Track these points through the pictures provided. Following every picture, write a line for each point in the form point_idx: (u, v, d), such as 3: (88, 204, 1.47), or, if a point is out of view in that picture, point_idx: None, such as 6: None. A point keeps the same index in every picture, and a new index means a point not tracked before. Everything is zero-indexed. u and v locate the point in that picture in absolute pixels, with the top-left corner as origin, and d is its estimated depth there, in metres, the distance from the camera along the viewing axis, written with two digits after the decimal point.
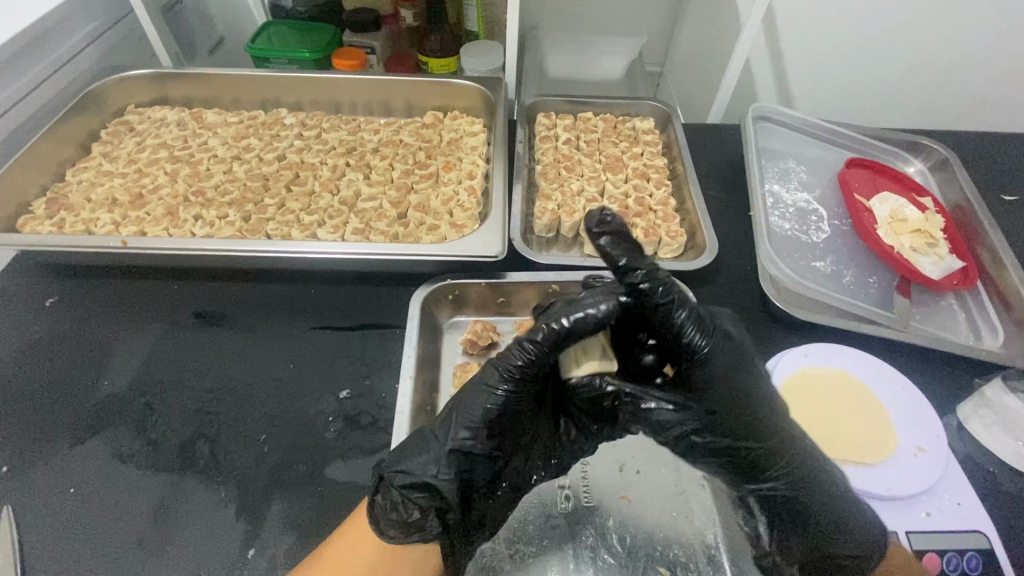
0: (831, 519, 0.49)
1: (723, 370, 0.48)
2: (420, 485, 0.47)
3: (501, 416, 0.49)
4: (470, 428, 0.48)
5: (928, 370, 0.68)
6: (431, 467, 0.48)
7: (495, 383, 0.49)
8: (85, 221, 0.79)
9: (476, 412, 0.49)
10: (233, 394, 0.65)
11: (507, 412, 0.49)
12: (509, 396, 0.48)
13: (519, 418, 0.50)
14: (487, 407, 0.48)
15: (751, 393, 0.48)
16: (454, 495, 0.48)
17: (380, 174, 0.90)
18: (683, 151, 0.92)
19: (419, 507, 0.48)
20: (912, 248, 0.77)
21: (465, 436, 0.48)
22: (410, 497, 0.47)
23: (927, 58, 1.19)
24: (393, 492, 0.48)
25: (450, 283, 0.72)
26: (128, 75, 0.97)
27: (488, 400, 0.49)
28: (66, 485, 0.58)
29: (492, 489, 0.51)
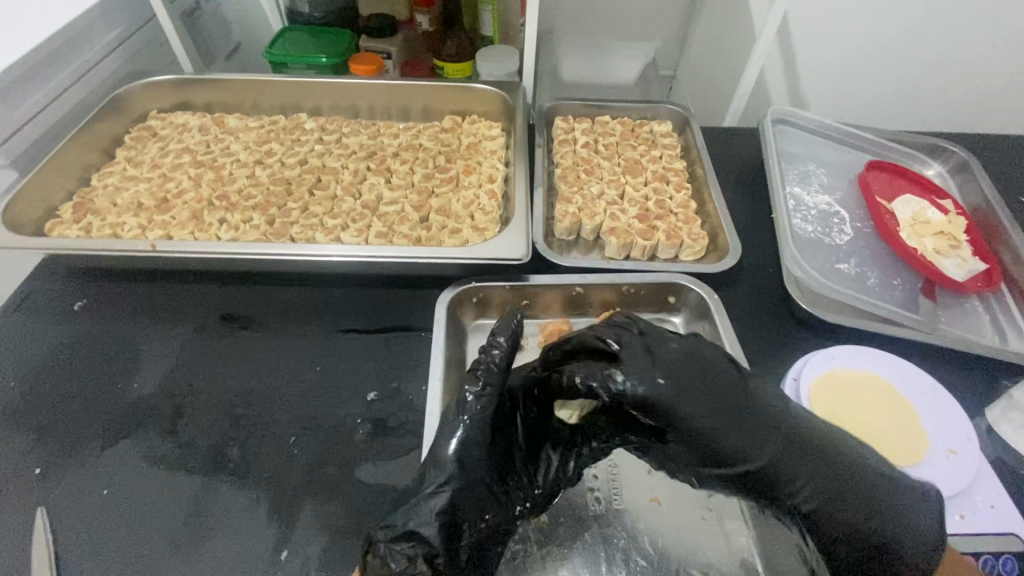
0: (853, 515, 0.47)
1: (656, 410, 0.50)
2: (405, 534, 0.46)
3: (464, 452, 0.50)
4: (440, 465, 0.49)
5: (956, 372, 0.67)
6: (412, 515, 0.47)
7: (455, 423, 0.52)
8: (112, 225, 0.80)
9: (442, 454, 0.50)
10: (263, 396, 0.65)
11: (468, 446, 0.51)
12: (467, 434, 0.51)
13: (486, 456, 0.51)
14: (449, 447, 0.50)
15: (704, 426, 0.49)
16: (440, 535, 0.46)
17: (401, 178, 0.90)
18: (702, 154, 0.92)
19: (407, 559, 0.45)
20: (935, 250, 0.78)
21: (439, 475, 0.49)
22: (396, 549, 0.45)
23: (943, 59, 1.19)
24: (378, 548, 0.45)
25: (475, 285, 0.72)
26: (151, 80, 0.99)
27: (449, 441, 0.51)
28: (100, 487, 0.58)
29: (482, 525, 0.49)
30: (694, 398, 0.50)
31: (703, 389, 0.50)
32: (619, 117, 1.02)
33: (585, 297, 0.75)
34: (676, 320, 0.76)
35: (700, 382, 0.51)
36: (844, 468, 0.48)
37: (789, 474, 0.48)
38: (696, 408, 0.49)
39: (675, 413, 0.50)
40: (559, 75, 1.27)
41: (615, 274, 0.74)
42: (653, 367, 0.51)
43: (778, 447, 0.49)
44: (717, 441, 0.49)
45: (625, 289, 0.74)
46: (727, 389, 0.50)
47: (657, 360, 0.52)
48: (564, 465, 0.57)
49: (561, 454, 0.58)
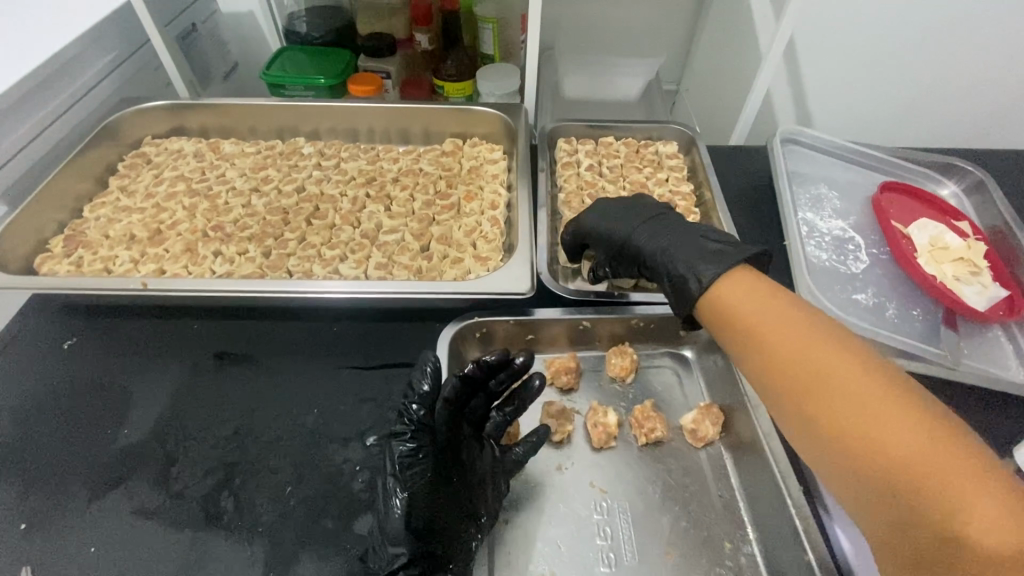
0: (684, 257, 0.59)
1: (597, 219, 0.72)
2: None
3: (411, 522, 0.50)
4: (393, 541, 0.50)
5: (984, 409, 0.64)
6: None
7: (392, 491, 0.51)
8: (103, 259, 0.78)
9: (390, 525, 0.50)
10: (258, 442, 0.63)
11: (411, 508, 0.50)
12: (408, 501, 0.50)
13: (433, 506, 0.51)
14: (393, 514, 0.50)
15: (617, 229, 0.69)
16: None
17: (401, 205, 0.88)
18: (710, 177, 0.89)
19: None
20: (954, 277, 0.75)
21: (397, 552, 0.50)
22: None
23: (955, 73, 1.16)
24: None
25: (478, 321, 0.69)
26: (145, 106, 0.96)
27: (393, 507, 0.51)
28: (87, 544, 0.55)
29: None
30: (619, 220, 0.70)
31: (616, 214, 0.71)
32: (623, 138, 1.00)
33: (592, 331, 0.72)
34: (687, 353, 0.73)
35: (631, 211, 0.70)
36: (674, 242, 0.62)
37: (658, 238, 0.65)
38: (607, 219, 0.71)
39: (603, 221, 0.71)
40: (561, 92, 1.25)
41: (624, 306, 0.71)
42: (607, 203, 0.73)
43: (663, 229, 0.66)
44: (618, 244, 0.69)
45: (635, 322, 0.71)
46: (654, 219, 0.67)
47: (607, 203, 0.73)
48: (499, 483, 0.57)
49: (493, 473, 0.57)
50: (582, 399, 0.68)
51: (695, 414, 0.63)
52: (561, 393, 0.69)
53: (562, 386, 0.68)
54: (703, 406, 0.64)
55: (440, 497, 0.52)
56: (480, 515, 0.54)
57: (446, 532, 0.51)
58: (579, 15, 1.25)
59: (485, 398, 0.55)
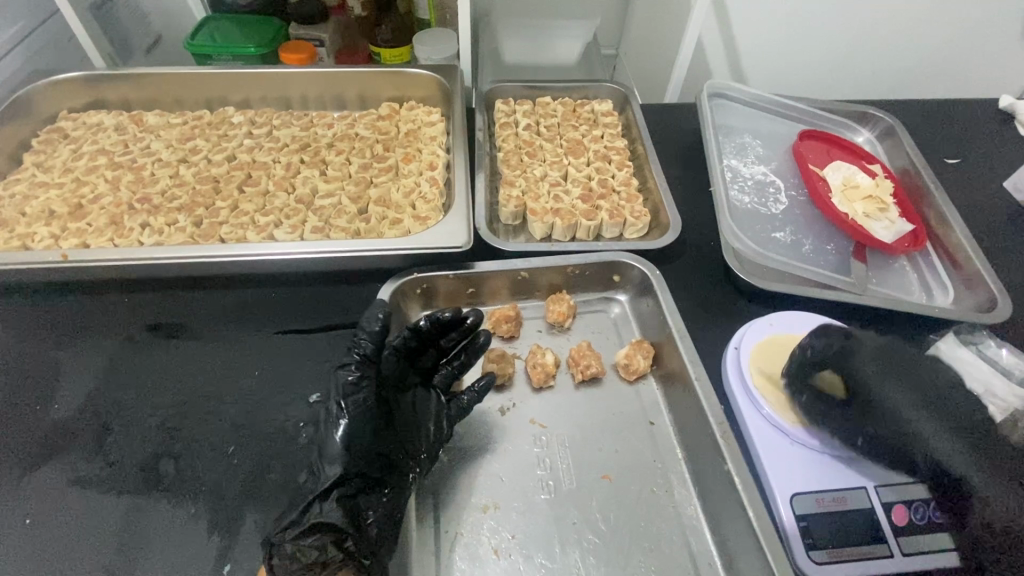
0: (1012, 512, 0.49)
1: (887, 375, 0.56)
2: (309, 529, 0.47)
3: (350, 446, 0.51)
4: (330, 462, 0.51)
5: (886, 331, 0.70)
6: (315, 508, 0.49)
7: (338, 415, 0.52)
8: (21, 237, 0.74)
9: (332, 447, 0.51)
10: (198, 406, 0.62)
11: (354, 431, 0.51)
12: (352, 420, 0.52)
13: (376, 429, 0.53)
14: (336, 436, 0.51)
15: (911, 399, 0.54)
16: (344, 521, 0.48)
17: (337, 169, 0.87)
18: (642, 132, 0.92)
19: (318, 547, 0.47)
20: (865, 214, 0.80)
21: (332, 473, 0.50)
22: (305, 544, 0.47)
23: (875, 27, 1.21)
24: (286, 545, 0.47)
25: (417, 277, 0.70)
26: (58, 78, 0.91)
27: (337, 429, 0.51)
28: (21, 516, 0.54)
29: (385, 503, 0.52)
30: (913, 392, 0.55)
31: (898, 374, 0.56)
32: (560, 98, 1.01)
33: (531, 281, 0.74)
34: (622, 297, 0.76)
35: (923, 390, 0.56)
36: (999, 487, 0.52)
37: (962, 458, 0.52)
38: (892, 376, 0.55)
39: (900, 382, 0.55)
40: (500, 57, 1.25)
41: (559, 256, 0.73)
42: (880, 352, 0.57)
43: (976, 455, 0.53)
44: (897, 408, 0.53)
45: (571, 270, 0.73)
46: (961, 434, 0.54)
47: (887, 362, 0.56)
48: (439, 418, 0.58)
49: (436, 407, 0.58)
50: (522, 345, 0.71)
51: (627, 349, 0.67)
52: (503, 342, 0.71)
53: (503, 335, 0.71)
54: (635, 342, 0.67)
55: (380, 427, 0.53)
56: (420, 450, 0.56)
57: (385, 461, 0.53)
58: None
59: (437, 353, 0.62)
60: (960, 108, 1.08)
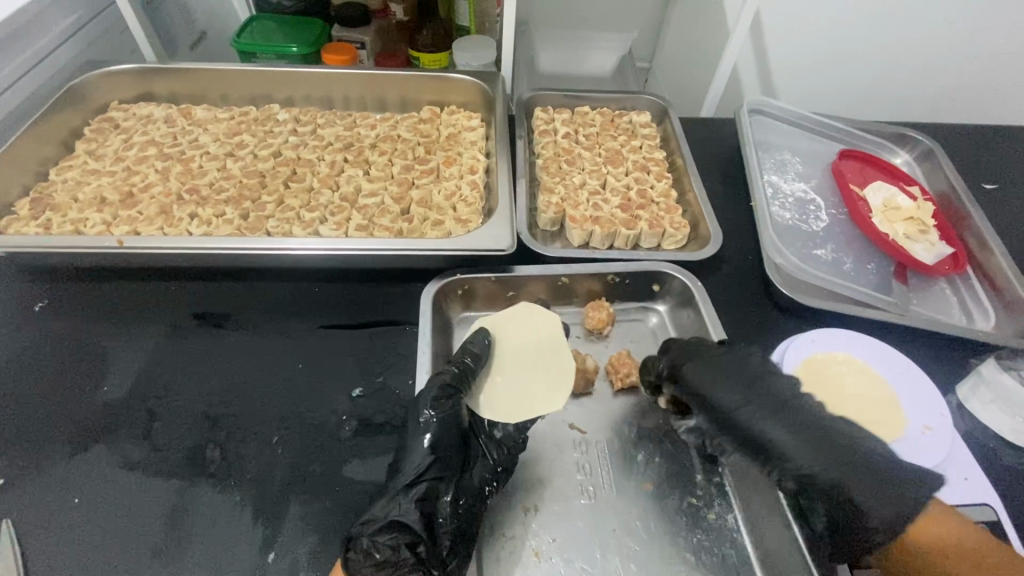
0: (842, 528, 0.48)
1: (704, 372, 0.56)
2: (386, 525, 0.48)
3: (434, 449, 0.52)
4: (413, 464, 0.52)
5: (928, 351, 0.70)
6: (393, 508, 0.49)
7: (424, 424, 0.54)
8: (74, 221, 0.76)
9: (416, 453, 0.52)
10: (244, 396, 0.63)
11: (438, 440, 0.53)
12: (437, 428, 0.53)
13: (455, 442, 0.54)
14: (423, 442, 0.53)
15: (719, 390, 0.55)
16: (421, 523, 0.48)
17: (380, 170, 0.89)
18: (681, 144, 0.92)
19: (392, 547, 0.47)
20: (905, 235, 0.80)
21: (414, 472, 0.51)
22: (380, 541, 0.47)
23: (911, 51, 1.22)
24: (363, 540, 0.47)
25: (460, 277, 0.71)
26: (111, 70, 0.93)
27: (424, 437, 0.53)
28: (71, 496, 0.55)
29: (462, 509, 0.51)
30: (737, 392, 0.54)
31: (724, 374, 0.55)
32: (598, 108, 1.02)
33: (571, 287, 0.74)
34: (660, 307, 0.76)
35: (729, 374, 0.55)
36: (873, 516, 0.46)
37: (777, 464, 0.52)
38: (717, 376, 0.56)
39: (726, 384, 0.55)
40: (536, 65, 1.26)
41: (600, 264, 0.74)
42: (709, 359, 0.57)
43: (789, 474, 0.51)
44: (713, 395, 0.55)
45: (610, 278, 0.74)
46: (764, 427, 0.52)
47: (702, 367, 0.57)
48: (514, 426, 0.59)
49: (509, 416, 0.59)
50: None
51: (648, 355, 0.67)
52: None
53: None
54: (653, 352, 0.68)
55: (460, 437, 0.55)
56: (497, 464, 0.56)
57: (464, 471, 0.54)
58: None
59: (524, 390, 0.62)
60: (998, 133, 1.08)
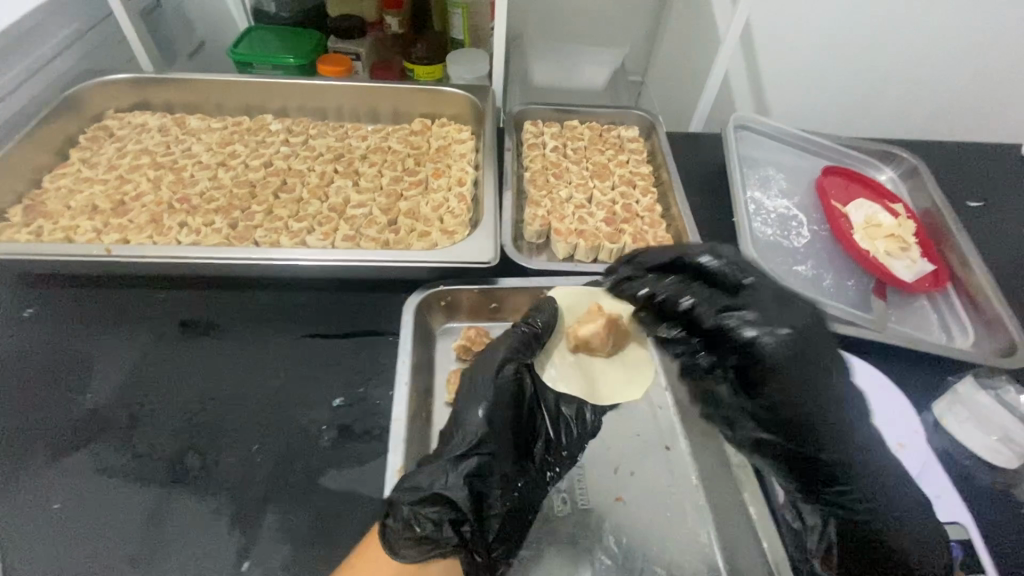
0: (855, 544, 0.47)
1: (789, 337, 0.46)
2: (431, 497, 0.46)
3: (490, 422, 0.51)
4: (467, 434, 0.51)
5: (905, 368, 0.71)
6: (439, 479, 0.48)
7: (482, 396, 0.53)
8: (65, 229, 0.77)
9: (470, 423, 0.51)
10: (226, 404, 0.64)
11: (494, 415, 0.52)
12: (495, 401, 0.53)
13: (511, 420, 0.53)
14: (478, 413, 0.52)
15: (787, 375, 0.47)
16: (468, 501, 0.47)
17: (369, 181, 0.90)
18: (667, 159, 0.94)
19: (432, 522, 0.46)
20: (886, 252, 0.81)
21: (468, 442, 0.50)
22: (421, 514, 0.46)
23: (898, 68, 1.23)
24: (403, 510, 0.46)
25: (443, 289, 0.72)
26: (107, 79, 0.95)
27: (479, 407, 0.52)
28: (50, 502, 0.56)
29: (514, 490, 0.51)
30: (808, 374, 0.46)
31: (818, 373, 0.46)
32: (587, 122, 1.03)
33: None
34: None
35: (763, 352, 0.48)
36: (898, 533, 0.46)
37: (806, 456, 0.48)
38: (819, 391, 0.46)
39: (804, 359, 0.46)
40: (529, 78, 1.28)
41: (582, 277, 0.75)
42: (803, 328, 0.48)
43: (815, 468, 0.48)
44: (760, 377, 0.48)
45: None
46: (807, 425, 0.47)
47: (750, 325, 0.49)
48: (585, 415, 0.59)
49: (579, 403, 0.60)
50: None
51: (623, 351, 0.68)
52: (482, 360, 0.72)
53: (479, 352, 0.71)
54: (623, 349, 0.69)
55: (517, 414, 0.54)
56: (561, 449, 0.57)
57: (521, 453, 0.54)
58: (546, 5, 1.29)
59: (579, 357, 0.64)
60: (983, 151, 1.09)
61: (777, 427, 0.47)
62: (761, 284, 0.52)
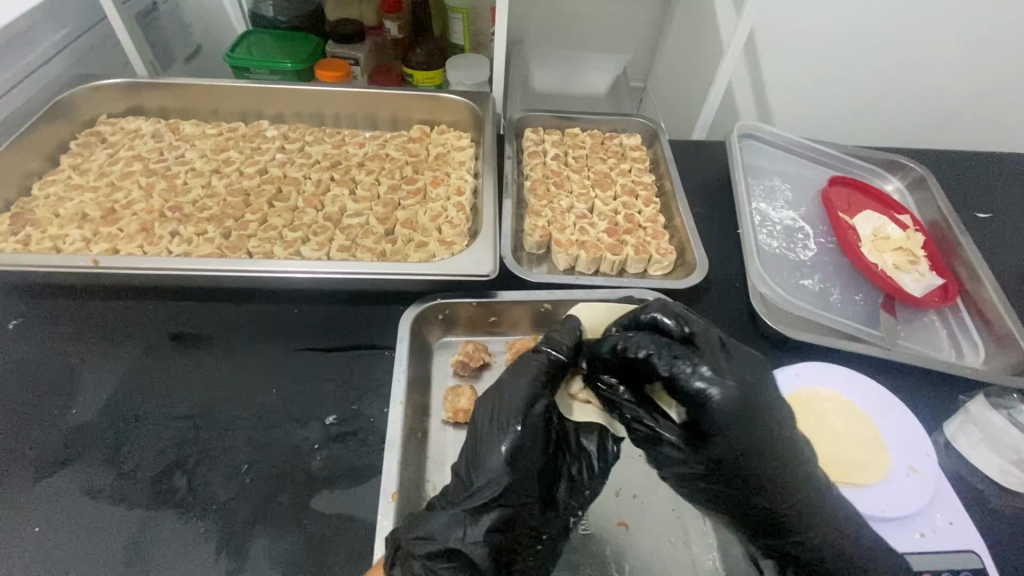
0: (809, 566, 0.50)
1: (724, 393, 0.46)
2: (446, 553, 0.46)
3: (512, 468, 0.49)
4: (487, 483, 0.48)
5: (915, 387, 0.69)
6: (455, 531, 0.47)
7: (503, 437, 0.49)
8: (53, 238, 0.75)
9: (492, 468, 0.48)
10: (215, 422, 0.62)
11: (518, 460, 0.49)
12: (518, 447, 0.49)
13: (535, 464, 0.50)
14: (501, 458, 0.48)
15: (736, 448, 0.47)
16: (487, 556, 0.47)
17: (366, 189, 0.88)
18: (670, 168, 0.92)
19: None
20: (895, 265, 0.79)
21: (488, 492, 0.48)
22: (435, 567, 0.46)
23: (904, 77, 1.22)
24: (414, 563, 0.46)
25: (441, 302, 0.70)
26: (100, 84, 0.93)
27: (501, 452, 0.49)
28: (31, 524, 0.54)
29: (534, 537, 0.51)
30: (751, 423, 0.47)
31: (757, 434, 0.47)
32: (589, 130, 1.02)
33: (554, 313, 0.73)
34: None
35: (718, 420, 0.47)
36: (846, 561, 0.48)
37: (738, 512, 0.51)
38: (755, 443, 0.47)
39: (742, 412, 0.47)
40: (530, 84, 1.26)
41: (584, 291, 0.73)
42: (737, 399, 0.46)
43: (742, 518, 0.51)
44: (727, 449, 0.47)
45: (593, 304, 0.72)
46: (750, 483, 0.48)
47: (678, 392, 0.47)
48: (607, 447, 0.57)
49: (600, 436, 0.57)
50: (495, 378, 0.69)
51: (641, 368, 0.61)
52: (480, 377, 0.69)
53: (476, 369, 0.69)
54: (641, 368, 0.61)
55: (541, 454, 0.51)
56: (583, 486, 0.55)
57: (547, 494, 0.52)
58: (548, 10, 1.27)
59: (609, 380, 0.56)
60: (991, 161, 1.07)
61: (725, 478, 0.49)
62: (701, 334, 0.51)
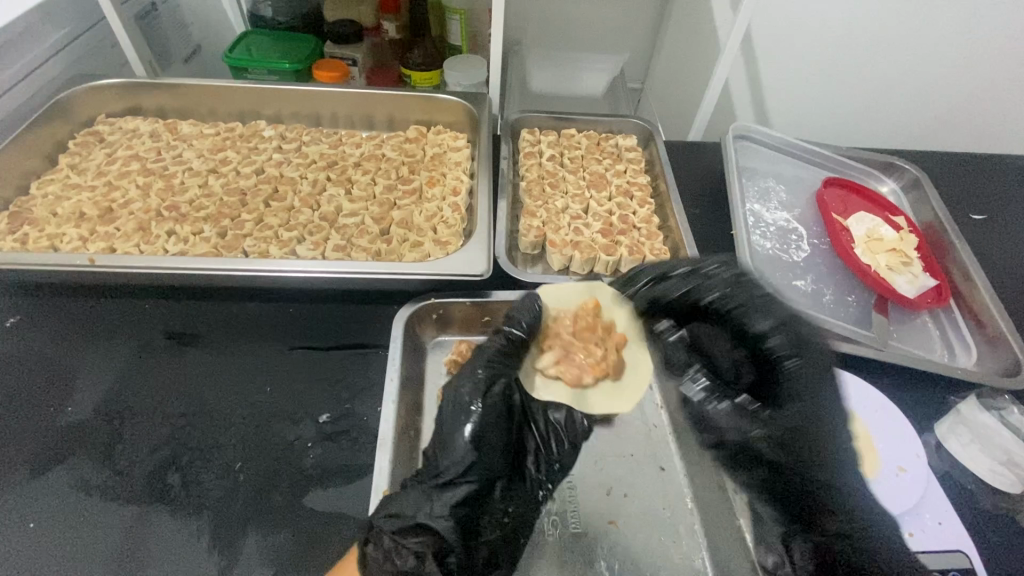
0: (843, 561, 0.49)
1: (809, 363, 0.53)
2: (413, 528, 0.47)
3: (478, 442, 0.50)
4: (454, 457, 0.50)
5: (906, 388, 0.69)
6: (421, 506, 0.47)
7: (468, 412, 0.51)
8: (50, 237, 0.76)
9: (456, 439, 0.50)
10: (209, 420, 0.62)
11: (483, 433, 0.51)
12: (482, 419, 0.51)
13: (501, 437, 0.52)
14: (466, 429, 0.50)
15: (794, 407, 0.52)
16: (454, 531, 0.47)
17: (361, 189, 0.88)
18: (665, 169, 0.92)
19: (416, 554, 0.46)
20: (888, 266, 0.79)
21: (453, 466, 0.49)
22: (404, 546, 0.46)
23: (900, 79, 1.22)
24: (385, 541, 0.46)
25: (434, 302, 0.70)
26: (98, 84, 0.94)
27: (466, 425, 0.51)
28: (25, 520, 0.54)
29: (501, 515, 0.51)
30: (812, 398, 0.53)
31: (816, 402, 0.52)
32: (585, 131, 1.02)
33: None
34: None
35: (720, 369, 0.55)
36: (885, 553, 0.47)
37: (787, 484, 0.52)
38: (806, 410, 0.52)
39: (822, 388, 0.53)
40: (527, 85, 1.26)
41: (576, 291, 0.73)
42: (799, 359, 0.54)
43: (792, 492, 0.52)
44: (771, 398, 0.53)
45: None
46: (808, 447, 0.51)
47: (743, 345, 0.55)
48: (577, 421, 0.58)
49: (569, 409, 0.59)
50: None
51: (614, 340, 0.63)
52: None
53: None
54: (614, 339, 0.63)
55: (506, 429, 0.53)
56: (554, 459, 0.56)
57: (513, 469, 0.53)
58: (545, 11, 1.28)
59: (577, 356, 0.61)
60: (987, 164, 1.07)
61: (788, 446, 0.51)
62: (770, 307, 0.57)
